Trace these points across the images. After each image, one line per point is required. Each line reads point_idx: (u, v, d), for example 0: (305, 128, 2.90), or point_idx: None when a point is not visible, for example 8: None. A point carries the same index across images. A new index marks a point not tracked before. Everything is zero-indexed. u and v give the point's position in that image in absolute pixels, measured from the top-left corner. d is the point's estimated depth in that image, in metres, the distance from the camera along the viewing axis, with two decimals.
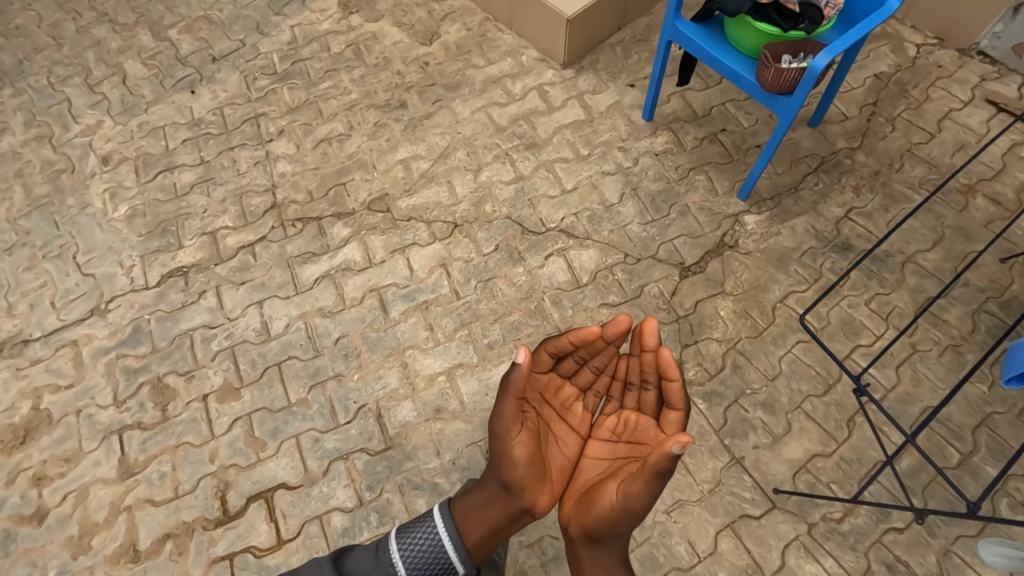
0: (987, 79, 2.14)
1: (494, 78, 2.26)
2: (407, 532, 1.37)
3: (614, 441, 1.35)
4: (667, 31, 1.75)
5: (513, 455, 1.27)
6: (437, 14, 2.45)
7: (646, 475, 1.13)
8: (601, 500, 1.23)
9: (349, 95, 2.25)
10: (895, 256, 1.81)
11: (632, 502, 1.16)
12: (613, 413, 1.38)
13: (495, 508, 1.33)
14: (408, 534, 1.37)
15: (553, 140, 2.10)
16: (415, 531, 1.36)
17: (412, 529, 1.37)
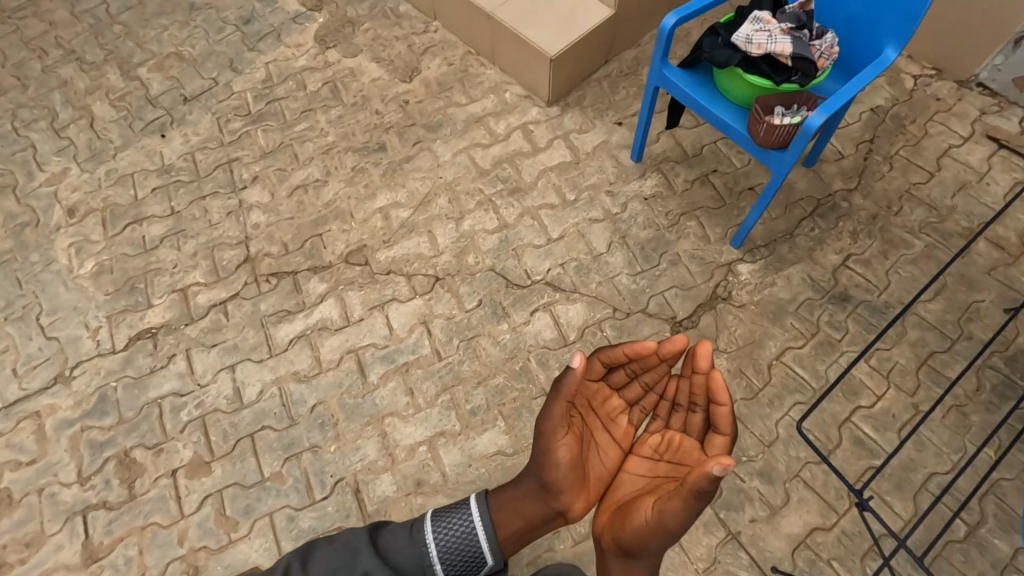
0: (987, 113, 2.07)
1: (476, 117, 2.18)
2: (445, 515, 1.39)
3: (655, 460, 1.30)
4: (654, 77, 1.66)
5: (557, 453, 1.26)
6: (418, 48, 2.37)
7: (685, 494, 1.09)
8: (635, 513, 1.20)
9: (326, 137, 2.16)
10: (895, 307, 1.74)
11: (666, 520, 1.12)
12: (657, 432, 1.34)
13: (533, 504, 1.33)
14: (445, 519, 1.39)
15: (538, 184, 2.02)
16: (453, 516, 1.38)
17: (450, 514, 1.39)
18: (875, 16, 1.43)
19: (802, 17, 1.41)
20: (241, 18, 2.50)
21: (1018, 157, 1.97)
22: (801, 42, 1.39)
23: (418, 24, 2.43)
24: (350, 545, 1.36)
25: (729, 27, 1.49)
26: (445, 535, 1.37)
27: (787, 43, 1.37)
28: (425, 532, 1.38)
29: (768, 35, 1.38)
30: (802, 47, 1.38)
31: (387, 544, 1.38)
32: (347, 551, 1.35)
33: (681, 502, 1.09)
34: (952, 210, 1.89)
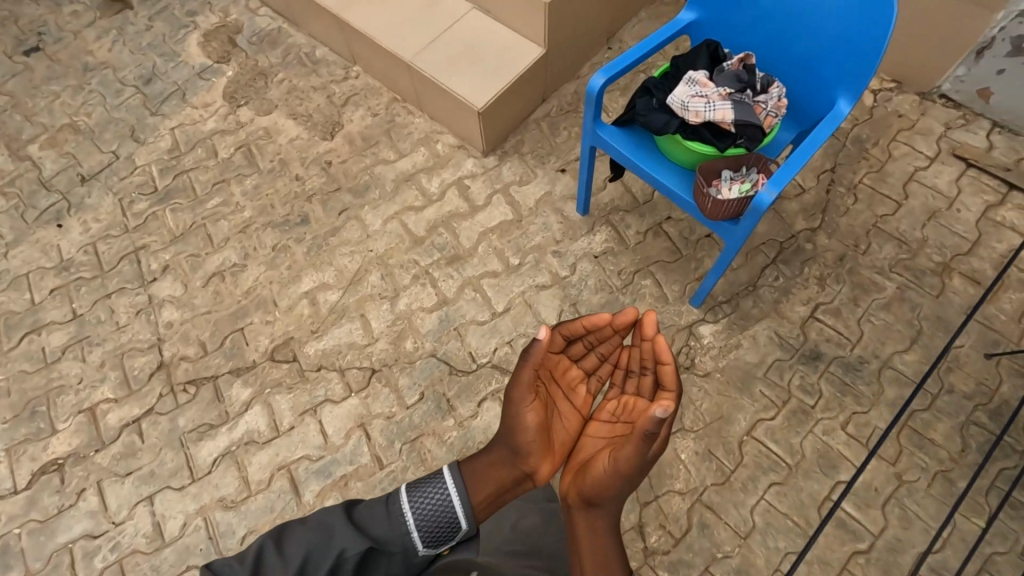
0: (952, 128, 1.93)
1: (406, 175, 1.99)
2: (423, 484, 1.16)
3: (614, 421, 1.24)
4: (588, 138, 1.48)
5: (521, 418, 1.19)
6: (338, 98, 2.15)
7: (640, 437, 1.04)
8: (594, 466, 1.14)
9: (243, 211, 1.96)
10: (870, 362, 1.61)
11: (625, 465, 1.07)
12: (615, 397, 1.29)
13: (500, 468, 1.21)
14: (425, 490, 1.15)
15: (479, 250, 1.84)
16: (431, 485, 1.16)
17: (428, 484, 1.16)
18: (826, 63, 1.29)
19: (742, 74, 1.24)
20: (141, 77, 2.27)
21: (988, 176, 1.84)
22: (743, 104, 1.22)
23: (337, 70, 2.21)
24: (323, 523, 1.10)
25: (663, 85, 1.31)
26: (424, 509, 1.13)
27: (727, 109, 1.21)
28: (402, 507, 1.13)
29: (704, 102, 1.21)
30: (745, 110, 1.22)
31: (360, 522, 1.11)
32: (322, 529, 1.09)
33: (640, 442, 1.04)
34: (923, 243, 1.76)
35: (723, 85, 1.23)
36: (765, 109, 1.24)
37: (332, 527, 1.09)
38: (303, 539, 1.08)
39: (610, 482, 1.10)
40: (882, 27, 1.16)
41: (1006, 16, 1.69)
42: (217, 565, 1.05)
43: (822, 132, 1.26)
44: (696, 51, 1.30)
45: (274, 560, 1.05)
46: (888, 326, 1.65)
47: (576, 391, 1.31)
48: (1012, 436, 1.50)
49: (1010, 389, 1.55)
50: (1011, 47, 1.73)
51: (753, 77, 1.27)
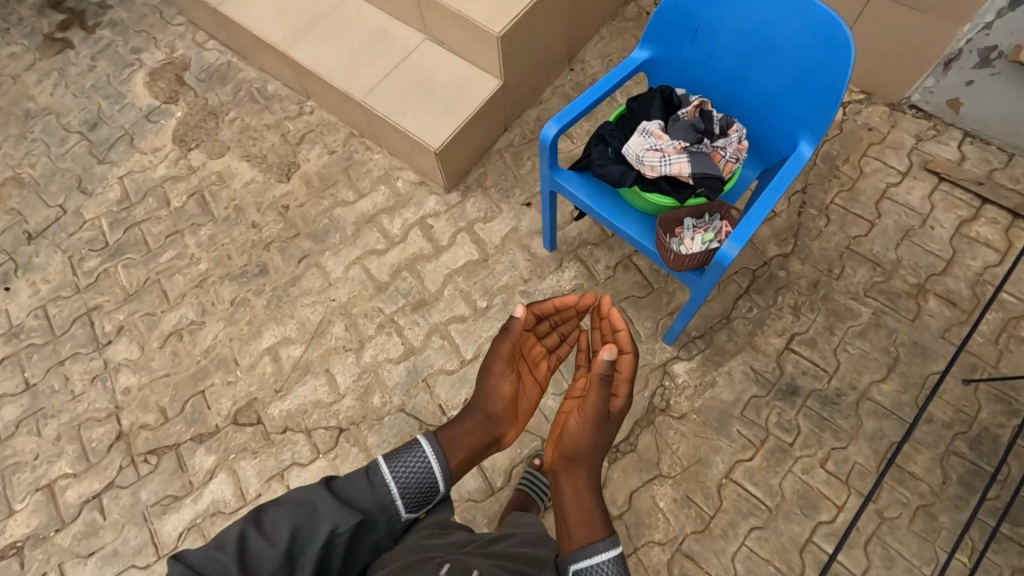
0: (923, 139, 1.88)
1: (367, 216, 1.92)
2: (408, 450, 1.04)
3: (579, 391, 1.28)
4: (546, 184, 1.42)
5: (494, 387, 1.20)
6: (293, 137, 2.07)
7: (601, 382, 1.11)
8: (566, 426, 1.15)
9: (199, 263, 1.88)
10: (848, 394, 1.57)
11: (591, 411, 1.11)
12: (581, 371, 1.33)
13: (472, 435, 1.16)
14: (408, 456, 1.03)
15: (445, 293, 1.78)
16: (414, 452, 1.04)
17: (411, 449, 1.04)
18: (785, 104, 1.24)
19: (697, 121, 1.18)
20: (86, 122, 2.17)
21: (961, 190, 1.79)
22: (699, 154, 1.16)
23: (291, 106, 2.13)
24: (303, 505, 0.92)
25: (617, 132, 1.26)
26: (408, 477, 1.01)
27: (683, 162, 1.15)
28: (385, 476, 1.00)
29: (658, 156, 1.16)
30: (702, 161, 1.16)
31: (342, 499, 0.95)
32: (304, 511, 0.91)
33: (602, 384, 1.11)
34: (898, 264, 1.72)
35: (677, 136, 1.17)
36: (725, 155, 1.19)
37: (316, 507, 0.92)
38: (282, 518, 0.90)
39: (580, 434, 1.12)
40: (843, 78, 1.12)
41: (972, 29, 1.63)
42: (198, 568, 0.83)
43: (785, 177, 1.21)
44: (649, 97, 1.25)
45: (257, 546, 0.86)
46: (864, 354, 1.62)
47: (542, 364, 1.35)
48: (992, 466, 1.48)
49: (989, 416, 1.53)
50: (979, 59, 1.67)
51: (710, 121, 1.21)
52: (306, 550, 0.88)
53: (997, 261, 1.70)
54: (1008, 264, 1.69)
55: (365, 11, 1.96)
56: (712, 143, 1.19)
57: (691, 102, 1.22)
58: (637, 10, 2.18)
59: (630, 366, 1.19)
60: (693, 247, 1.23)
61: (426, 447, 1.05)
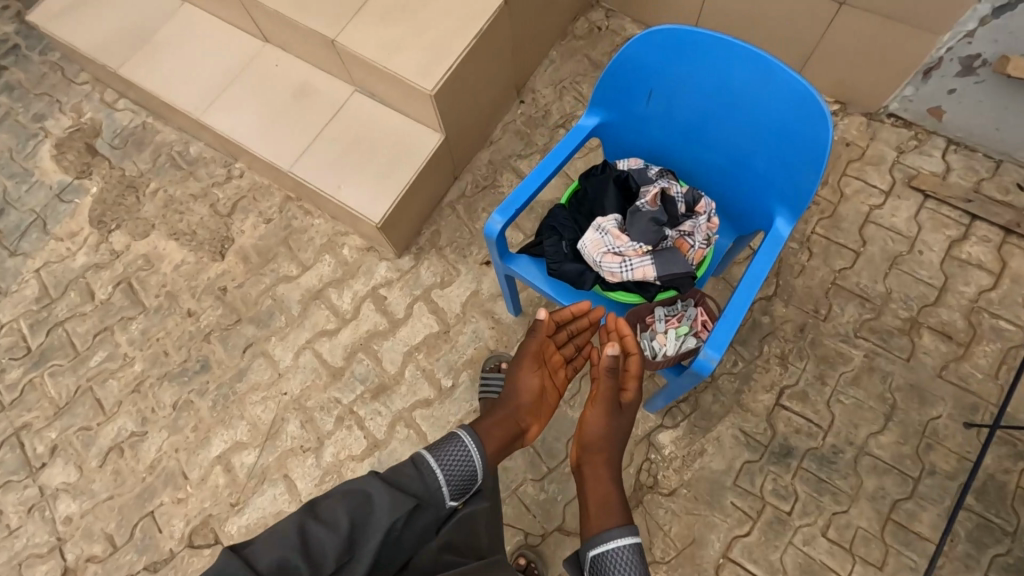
0: (905, 151, 1.74)
1: (314, 292, 1.75)
2: (451, 442, 1.04)
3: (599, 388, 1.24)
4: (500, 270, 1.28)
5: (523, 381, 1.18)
6: (223, 206, 1.88)
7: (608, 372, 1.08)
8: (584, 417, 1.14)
9: (133, 364, 1.71)
10: (845, 451, 1.47)
11: (605, 402, 1.09)
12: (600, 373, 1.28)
13: (502, 426, 1.14)
14: (451, 449, 1.03)
15: (406, 375, 1.64)
16: (456, 443, 1.04)
17: (453, 440, 1.04)
18: (756, 174, 1.09)
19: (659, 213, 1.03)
20: None
21: (949, 208, 1.67)
22: (665, 252, 1.02)
23: (218, 170, 1.92)
24: (357, 493, 0.91)
25: (571, 221, 1.12)
26: (452, 468, 1.01)
27: (647, 265, 1.02)
28: (431, 465, 1.00)
29: (617, 263, 1.02)
30: (669, 259, 1.02)
31: (394, 486, 0.95)
32: (359, 501, 0.90)
33: (611, 375, 1.07)
34: (887, 297, 1.60)
35: (638, 237, 1.02)
36: (694, 244, 1.05)
37: (371, 496, 0.91)
38: (340, 505, 0.89)
39: (596, 427, 1.10)
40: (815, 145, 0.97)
41: (953, 37, 1.46)
42: (267, 569, 0.80)
43: (762, 263, 1.06)
44: (604, 182, 1.11)
45: (318, 532, 0.85)
46: (859, 404, 1.51)
47: (560, 373, 1.25)
48: (1000, 517, 1.39)
49: (994, 461, 1.44)
50: (961, 68, 1.52)
51: (673, 205, 1.07)
52: (365, 537, 0.87)
53: (991, 285, 1.59)
54: (1003, 287, 1.58)
55: (282, 61, 1.73)
56: (677, 233, 1.06)
57: (648, 187, 1.07)
58: (587, 25, 1.99)
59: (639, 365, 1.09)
60: (669, 345, 1.11)
61: (467, 440, 1.04)
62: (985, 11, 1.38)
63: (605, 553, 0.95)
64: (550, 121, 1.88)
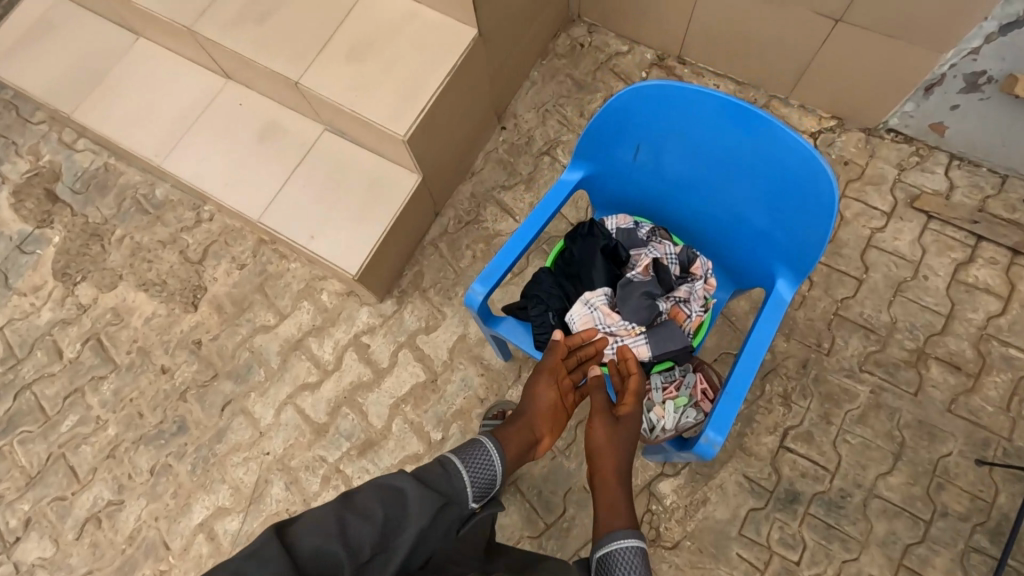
0: (906, 169, 1.66)
1: (293, 342, 1.67)
2: (468, 449, 0.91)
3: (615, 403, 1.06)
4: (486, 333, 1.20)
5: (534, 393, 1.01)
6: (193, 252, 1.78)
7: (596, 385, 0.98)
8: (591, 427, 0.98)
9: (106, 427, 1.63)
10: (853, 494, 1.42)
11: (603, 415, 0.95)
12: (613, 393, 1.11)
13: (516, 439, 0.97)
14: (474, 454, 0.89)
15: (393, 429, 1.57)
16: (475, 448, 0.91)
17: (471, 446, 0.91)
18: (755, 233, 1.01)
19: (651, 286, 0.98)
20: None
21: (953, 229, 1.59)
22: (658, 328, 0.97)
23: (186, 214, 1.82)
24: (388, 489, 0.78)
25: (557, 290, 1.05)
26: (480, 471, 0.88)
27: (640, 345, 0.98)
28: (458, 467, 0.86)
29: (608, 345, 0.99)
30: (662, 336, 0.97)
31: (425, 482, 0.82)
32: (392, 498, 0.77)
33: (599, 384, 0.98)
34: (892, 327, 1.53)
35: (630, 316, 0.97)
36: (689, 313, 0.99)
37: (405, 492, 0.78)
38: (374, 497, 0.76)
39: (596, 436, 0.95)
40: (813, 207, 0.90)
41: (957, 54, 1.37)
42: (304, 559, 0.67)
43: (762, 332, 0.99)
44: (592, 248, 1.04)
45: (357, 524, 0.72)
46: (866, 444, 1.45)
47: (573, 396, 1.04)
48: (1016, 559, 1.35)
49: (1007, 499, 1.39)
50: (965, 84, 1.43)
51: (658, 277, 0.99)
52: (407, 531, 0.74)
53: (1000, 311, 1.52)
54: (1012, 312, 1.52)
55: (246, 99, 1.62)
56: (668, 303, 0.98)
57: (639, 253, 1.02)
58: (569, 42, 1.88)
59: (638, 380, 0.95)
60: (668, 419, 1.04)
61: (484, 449, 0.91)
62: (991, 28, 1.29)
63: (610, 556, 0.80)
64: (533, 148, 1.78)
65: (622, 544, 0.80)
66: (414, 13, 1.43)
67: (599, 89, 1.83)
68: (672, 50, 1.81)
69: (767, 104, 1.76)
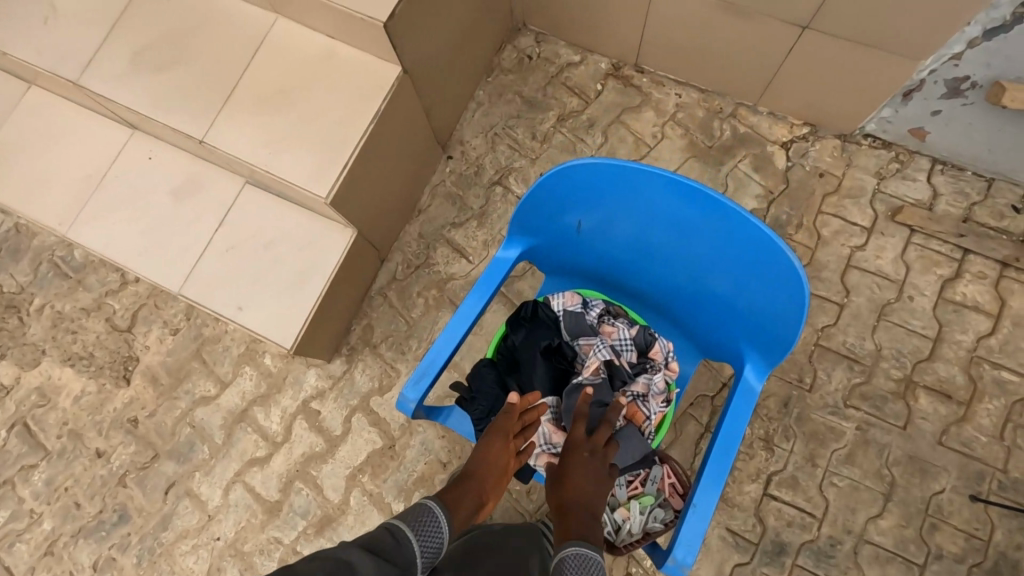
0: (886, 177, 1.53)
1: (237, 413, 1.54)
2: (418, 518, 0.77)
3: None
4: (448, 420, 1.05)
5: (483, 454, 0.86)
6: (120, 319, 1.62)
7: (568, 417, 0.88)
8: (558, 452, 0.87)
9: (42, 521, 1.51)
10: (843, 541, 1.34)
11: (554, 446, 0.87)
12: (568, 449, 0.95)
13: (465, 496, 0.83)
14: (426, 517, 0.77)
15: (352, 503, 1.45)
16: (426, 513, 0.78)
17: (420, 510, 0.78)
18: (717, 314, 0.88)
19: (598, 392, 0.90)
20: None
21: (938, 242, 1.48)
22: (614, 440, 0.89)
23: (109, 276, 1.66)
24: (332, 561, 0.68)
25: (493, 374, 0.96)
26: (434, 540, 0.77)
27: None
28: (407, 536, 0.75)
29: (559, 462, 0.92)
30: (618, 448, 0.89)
31: (375, 551, 0.72)
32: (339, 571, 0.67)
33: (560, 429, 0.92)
34: (878, 356, 1.43)
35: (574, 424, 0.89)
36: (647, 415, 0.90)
37: (354, 565, 0.69)
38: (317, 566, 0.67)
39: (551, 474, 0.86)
40: (779, 278, 0.76)
41: (937, 59, 1.23)
42: None
43: (720, 454, 0.87)
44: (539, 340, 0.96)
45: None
46: (855, 486, 1.36)
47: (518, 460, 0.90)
48: None
49: (1004, 536, 1.31)
50: (946, 90, 1.30)
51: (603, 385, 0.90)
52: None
53: (990, 330, 1.42)
54: (1004, 331, 1.42)
55: (156, 152, 1.43)
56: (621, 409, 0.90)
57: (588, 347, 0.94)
58: (515, 55, 1.71)
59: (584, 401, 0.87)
60: (635, 520, 0.97)
61: (438, 516, 0.78)
62: (974, 33, 1.16)
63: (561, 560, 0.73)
64: (483, 178, 1.63)
65: (573, 547, 0.73)
66: (330, 51, 1.26)
67: (551, 106, 1.67)
68: (628, 58, 1.65)
69: (734, 112, 1.60)
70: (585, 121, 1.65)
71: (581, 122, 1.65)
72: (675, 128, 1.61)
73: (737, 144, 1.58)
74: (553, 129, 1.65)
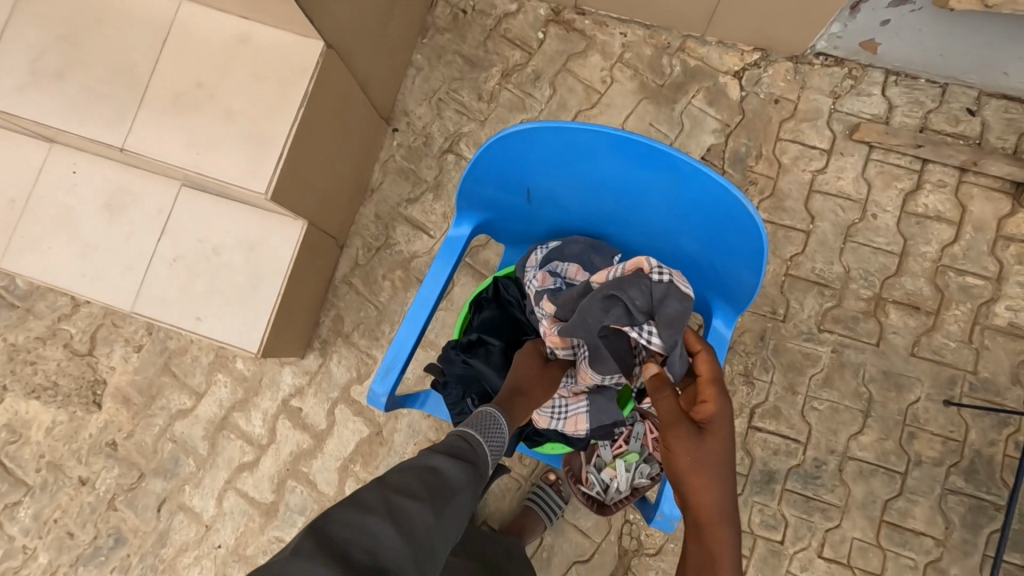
0: (841, 95, 1.49)
1: (217, 421, 1.51)
2: (485, 427, 0.84)
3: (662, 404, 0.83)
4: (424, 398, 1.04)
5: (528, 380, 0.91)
6: (79, 343, 1.56)
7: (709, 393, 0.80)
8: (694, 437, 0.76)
9: (37, 556, 1.50)
10: (828, 461, 1.38)
11: (682, 421, 0.77)
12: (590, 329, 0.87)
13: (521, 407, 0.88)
14: (489, 427, 0.85)
15: (347, 493, 1.45)
16: (490, 419, 0.86)
17: (484, 419, 0.85)
18: (680, 268, 0.87)
19: (667, 317, 0.78)
20: None
21: (897, 156, 1.47)
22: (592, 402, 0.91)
23: (59, 299, 1.58)
24: (422, 469, 0.75)
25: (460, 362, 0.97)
26: (496, 439, 0.85)
27: (581, 414, 0.92)
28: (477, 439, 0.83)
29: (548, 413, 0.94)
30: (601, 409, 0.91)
31: (458, 456, 0.79)
32: (429, 476, 0.74)
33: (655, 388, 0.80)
34: (847, 278, 1.44)
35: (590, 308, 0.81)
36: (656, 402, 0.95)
37: (440, 471, 0.75)
38: (412, 478, 0.72)
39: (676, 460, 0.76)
40: (741, 229, 0.74)
41: None
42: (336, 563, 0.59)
43: None
44: (492, 323, 1.00)
45: (408, 507, 0.68)
46: (835, 408, 1.39)
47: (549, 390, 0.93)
48: (992, 493, 1.35)
49: (979, 435, 1.37)
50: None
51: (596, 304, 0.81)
52: (449, 513, 0.72)
53: (953, 238, 1.43)
54: (966, 237, 1.43)
55: (80, 163, 1.32)
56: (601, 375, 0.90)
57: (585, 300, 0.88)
58: (449, 11, 1.62)
59: (711, 364, 0.82)
60: (620, 478, 1.11)
61: (502, 423, 0.86)
62: None
63: None
64: (433, 148, 1.56)
65: None
66: (245, 35, 1.17)
67: (493, 62, 1.59)
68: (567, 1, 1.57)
69: (682, 46, 1.54)
70: (530, 75, 1.57)
71: (526, 76, 1.57)
72: (624, 70, 1.55)
73: (689, 80, 1.53)
74: (498, 87, 1.58)
